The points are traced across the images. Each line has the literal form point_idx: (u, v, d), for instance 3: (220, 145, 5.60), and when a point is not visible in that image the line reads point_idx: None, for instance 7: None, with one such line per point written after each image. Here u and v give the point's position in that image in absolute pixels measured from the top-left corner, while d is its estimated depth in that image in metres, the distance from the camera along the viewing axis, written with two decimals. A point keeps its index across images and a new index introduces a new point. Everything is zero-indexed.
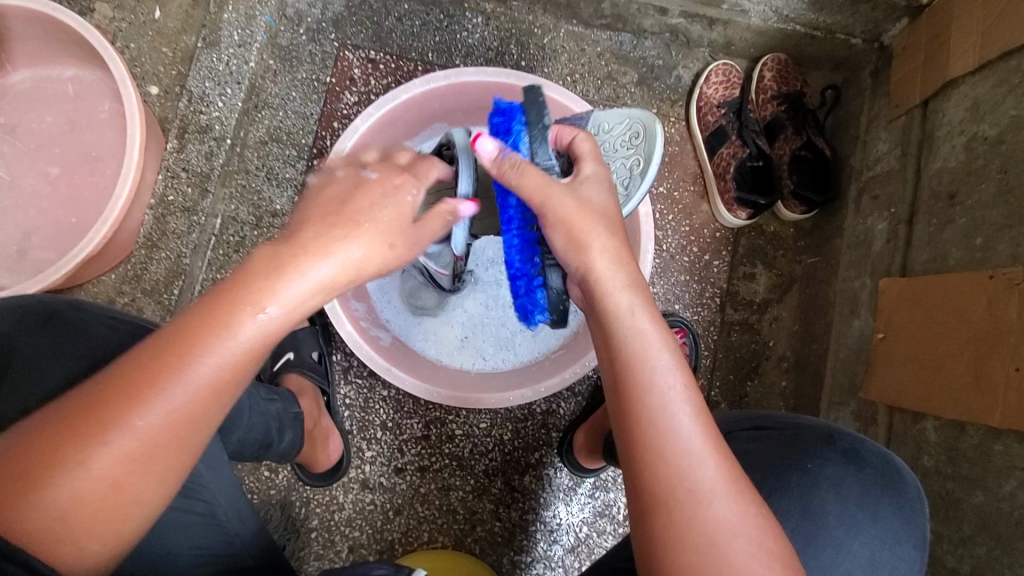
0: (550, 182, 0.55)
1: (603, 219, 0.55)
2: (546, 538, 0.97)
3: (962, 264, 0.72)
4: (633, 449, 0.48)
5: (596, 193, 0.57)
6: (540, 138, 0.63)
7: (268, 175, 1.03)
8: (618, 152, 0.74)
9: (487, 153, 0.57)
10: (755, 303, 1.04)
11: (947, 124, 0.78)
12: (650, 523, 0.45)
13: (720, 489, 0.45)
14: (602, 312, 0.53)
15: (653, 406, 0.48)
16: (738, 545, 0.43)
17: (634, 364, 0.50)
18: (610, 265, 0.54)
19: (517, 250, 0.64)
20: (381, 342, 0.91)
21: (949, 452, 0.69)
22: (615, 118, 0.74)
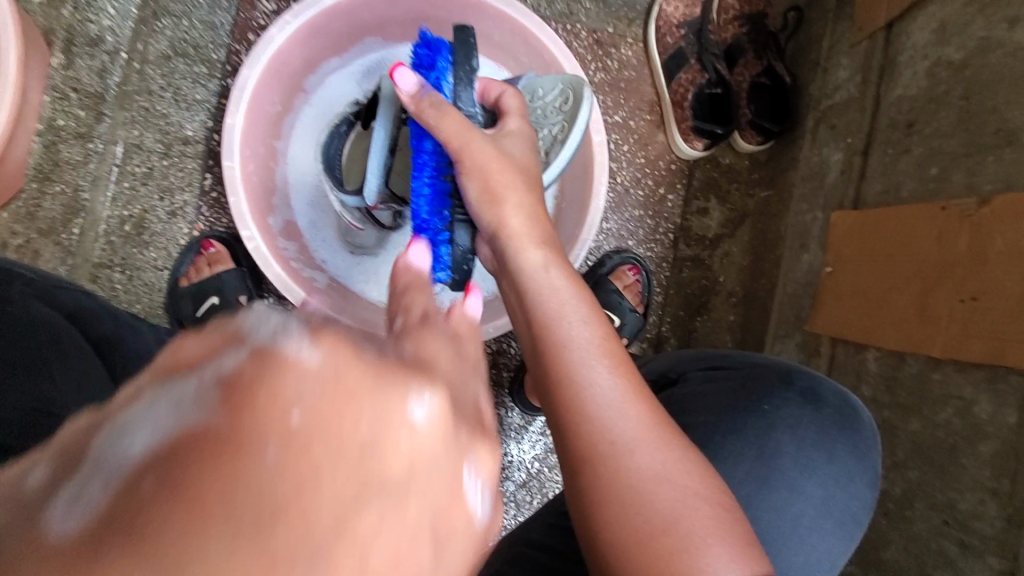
0: (470, 126, 0.50)
1: (519, 172, 0.52)
2: (497, 476, 0.96)
3: (915, 195, 0.71)
4: (555, 413, 0.44)
5: (518, 146, 0.53)
6: (466, 81, 0.53)
7: (175, 96, 0.89)
8: (547, 119, 0.67)
9: (406, 88, 0.50)
10: (707, 239, 1.02)
11: (911, 47, 0.75)
12: (580, 486, 0.42)
13: (642, 436, 0.42)
14: (513, 272, 0.50)
15: (570, 361, 0.44)
16: (663, 490, 0.41)
17: (548, 323, 0.46)
18: (523, 222, 0.50)
19: (425, 200, 0.54)
20: (316, 284, 0.84)
21: (887, 381, 0.70)
22: (549, 82, 0.67)
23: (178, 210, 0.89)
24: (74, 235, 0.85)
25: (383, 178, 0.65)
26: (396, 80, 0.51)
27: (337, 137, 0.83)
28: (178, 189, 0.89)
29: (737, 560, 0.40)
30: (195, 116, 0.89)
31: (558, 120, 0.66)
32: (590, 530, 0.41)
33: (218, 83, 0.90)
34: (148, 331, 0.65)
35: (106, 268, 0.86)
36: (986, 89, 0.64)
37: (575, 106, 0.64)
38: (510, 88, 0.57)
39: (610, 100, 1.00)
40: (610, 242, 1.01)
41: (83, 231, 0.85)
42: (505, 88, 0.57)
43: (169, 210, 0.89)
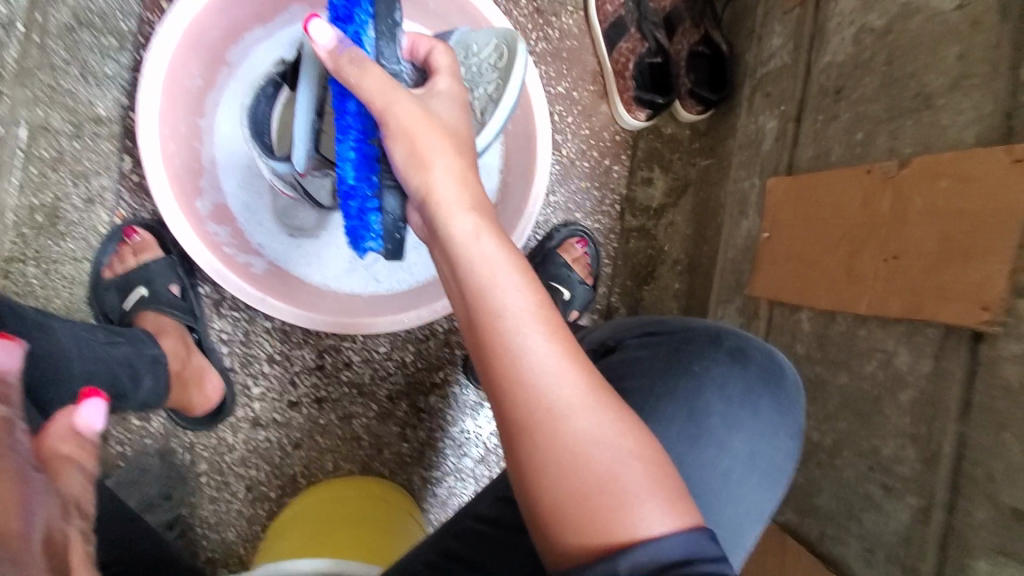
0: (391, 86, 0.48)
1: (448, 134, 0.50)
2: (455, 453, 0.97)
3: (843, 161, 0.74)
4: (492, 384, 0.44)
5: (446, 109, 0.52)
6: (388, 35, 0.52)
7: (82, 71, 0.81)
8: (482, 76, 0.65)
9: (323, 45, 0.48)
10: (652, 209, 1.04)
11: (839, 14, 0.77)
12: (519, 454, 0.43)
13: (579, 401, 0.43)
14: (445, 240, 0.48)
15: (504, 330, 0.44)
16: (598, 453, 0.42)
17: (482, 291, 0.45)
18: (453, 187, 0.49)
19: (352, 165, 0.53)
20: (254, 270, 0.81)
21: (818, 339, 0.74)
22: (483, 37, 0.66)
23: (95, 197, 0.83)
24: None
25: (312, 142, 0.64)
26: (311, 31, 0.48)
27: (263, 100, 0.78)
28: (93, 174, 0.83)
29: (671, 515, 0.41)
30: (106, 93, 0.82)
31: (494, 78, 0.64)
32: (528, 494, 0.42)
33: (131, 56, 0.84)
34: (64, 328, 0.62)
35: (14, 262, 0.79)
36: (907, 54, 0.67)
37: (512, 60, 0.63)
38: (440, 44, 0.55)
39: (553, 71, 0.99)
40: (558, 215, 1.01)
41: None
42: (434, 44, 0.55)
43: (85, 197, 0.83)
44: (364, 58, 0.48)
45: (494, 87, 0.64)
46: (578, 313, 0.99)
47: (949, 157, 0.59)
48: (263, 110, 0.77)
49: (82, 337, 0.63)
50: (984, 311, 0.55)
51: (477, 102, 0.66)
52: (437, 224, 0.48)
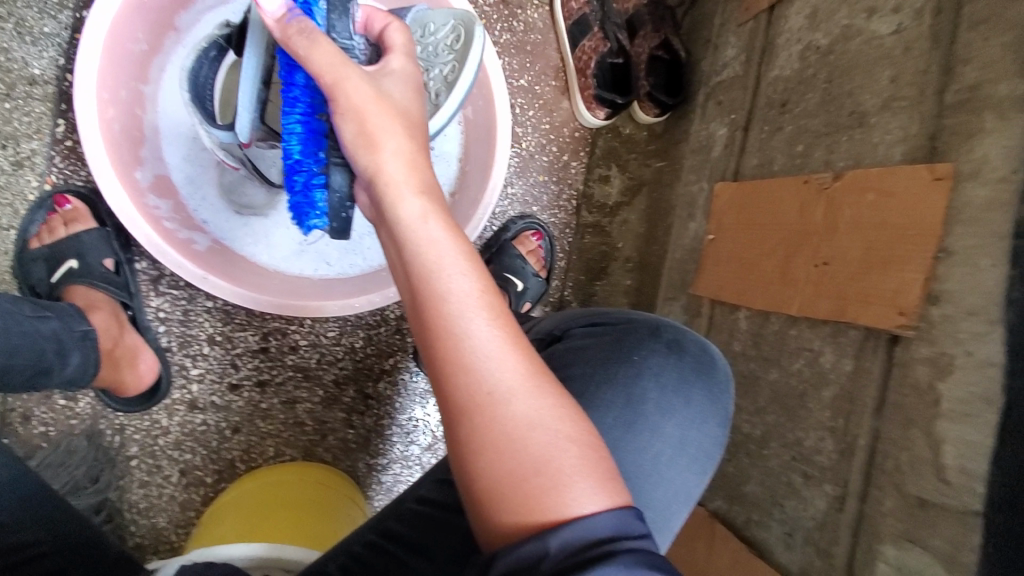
0: (340, 61, 0.48)
1: (401, 115, 0.49)
2: (402, 440, 0.97)
3: (784, 170, 0.78)
4: (434, 367, 0.44)
5: (400, 88, 0.51)
6: (341, 9, 0.53)
7: (17, 26, 0.76)
8: (439, 56, 0.65)
9: (272, 13, 0.49)
10: (608, 206, 1.06)
11: (788, 31, 0.81)
12: (458, 435, 0.43)
13: (518, 386, 0.44)
14: (391, 221, 0.48)
15: (447, 314, 0.44)
16: (534, 437, 0.43)
17: (427, 275, 0.45)
18: (402, 168, 0.48)
19: (298, 139, 0.53)
20: (197, 247, 0.78)
21: (754, 337, 0.78)
22: (440, 17, 0.66)
23: (25, 160, 0.78)
24: None
25: (257, 109, 0.62)
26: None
27: (205, 63, 0.72)
28: (22, 136, 0.77)
29: (601, 494, 0.42)
30: (42, 51, 0.77)
31: (450, 60, 0.64)
32: (465, 475, 0.43)
33: (71, 14, 0.79)
34: None
35: None
36: (846, 73, 0.71)
37: (468, 41, 0.63)
38: (397, 21, 0.54)
39: (516, 63, 0.99)
40: (515, 208, 1.02)
41: None
42: (390, 20, 0.54)
43: (13, 160, 0.77)
44: (314, 29, 0.49)
45: (450, 69, 0.64)
46: (530, 305, 1.00)
47: (878, 172, 0.64)
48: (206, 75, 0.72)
49: (2, 309, 0.58)
50: (900, 316, 0.60)
51: (432, 84, 0.65)
52: (385, 205, 0.48)
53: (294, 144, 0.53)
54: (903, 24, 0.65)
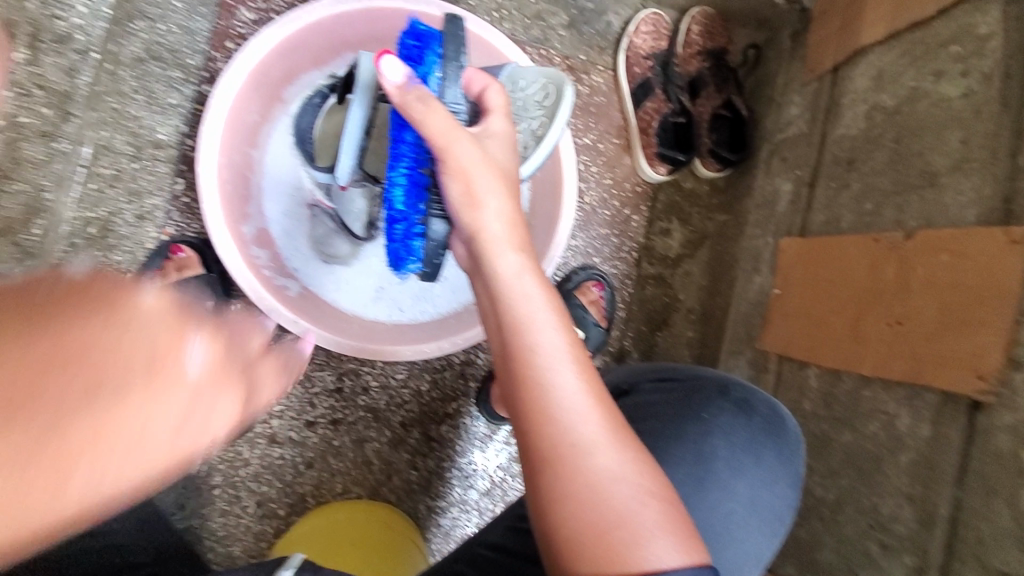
0: (452, 126, 0.51)
1: (500, 178, 0.55)
2: (461, 484, 0.99)
3: (853, 227, 0.77)
4: (521, 413, 0.48)
5: (499, 150, 0.57)
6: (454, 77, 0.55)
7: (147, 99, 0.89)
8: (527, 111, 0.71)
9: (393, 82, 0.51)
10: (669, 258, 1.08)
11: (853, 91, 0.82)
12: (541, 481, 0.46)
13: (602, 439, 0.46)
14: (489, 277, 0.54)
15: (538, 365, 0.48)
16: (616, 489, 0.44)
17: (519, 326, 0.50)
18: (501, 230, 0.54)
19: (402, 191, 0.55)
20: (288, 292, 0.86)
21: (825, 397, 0.76)
22: (531, 75, 0.72)
23: (147, 214, 0.90)
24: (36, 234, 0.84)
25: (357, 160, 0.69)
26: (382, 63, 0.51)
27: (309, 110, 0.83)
28: (146, 193, 0.89)
29: (681, 552, 0.43)
30: (168, 120, 0.90)
31: (538, 114, 0.70)
32: (546, 522, 0.45)
33: (193, 88, 0.91)
34: None
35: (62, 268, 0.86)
36: (914, 134, 0.71)
37: (557, 97, 0.69)
38: (495, 83, 0.58)
39: (581, 123, 1.05)
40: (577, 259, 1.05)
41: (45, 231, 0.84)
42: (490, 82, 0.59)
43: (137, 213, 0.89)
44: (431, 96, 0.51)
45: (538, 123, 0.70)
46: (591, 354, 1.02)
47: (952, 233, 0.63)
48: (308, 120, 0.83)
49: None
50: (979, 380, 0.58)
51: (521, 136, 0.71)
52: (484, 260, 0.54)
53: (400, 200, 0.56)
54: (971, 87, 0.65)
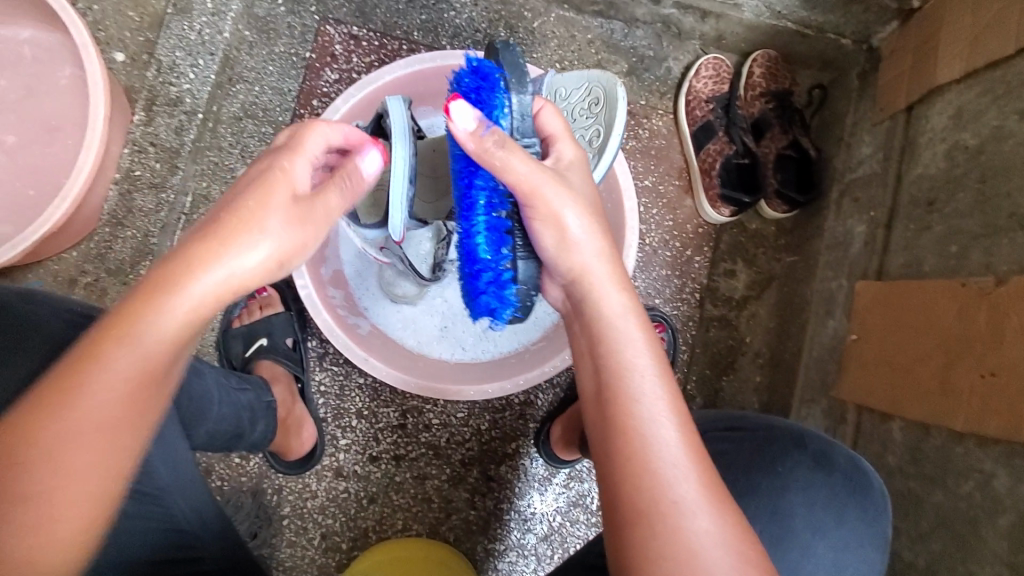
0: (537, 169, 0.54)
1: (592, 217, 0.57)
2: (519, 527, 0.98)
3: (937, 271, 0.73)
4: (615, 456, 0.50)
5: (580, 182, 0.59)
6: (520, 111, 0.57)
7: (242, 153, 0.98)
8: (578, 119, 0.74)
9: (465, 128, 0.53)
10: (734, 300, 1.05)
11: (930, 130, 0.79)
12: (630, 532, 0.47)
13: (698, 505, 0.47)
14: (593, 320, 0.57)
15: (641, 417, 0.51)
16: (710, 555, 0.45)
17: (619, 372, 0.53)
18: (605, 274, 0.57)
19: (486, 238, 0.58)
20: (359, 331, 0.91)
21: (912, 453, 0.71)
22: (572, 82, 0.75)
23: None
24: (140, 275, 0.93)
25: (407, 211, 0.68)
26: (452, 112, 0.53)
27: None
28: None
29: None
30: None
31: (591, 121, 0.73)
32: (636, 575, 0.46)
33: None
34: (212, 373, 0.72)
35: None
36: (1000, 174, 0.67)
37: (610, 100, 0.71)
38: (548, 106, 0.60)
39: (641, 166, 1.06)
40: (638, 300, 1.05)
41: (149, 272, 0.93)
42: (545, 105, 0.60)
43: None
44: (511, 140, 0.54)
45: (593, 129, 0.73)
46: None
47: None
48: None
49: (219, 381, 0.72)
50: None
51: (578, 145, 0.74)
52: (589, 304, 0.57)
53: (486, 248, 0.58)
54: None
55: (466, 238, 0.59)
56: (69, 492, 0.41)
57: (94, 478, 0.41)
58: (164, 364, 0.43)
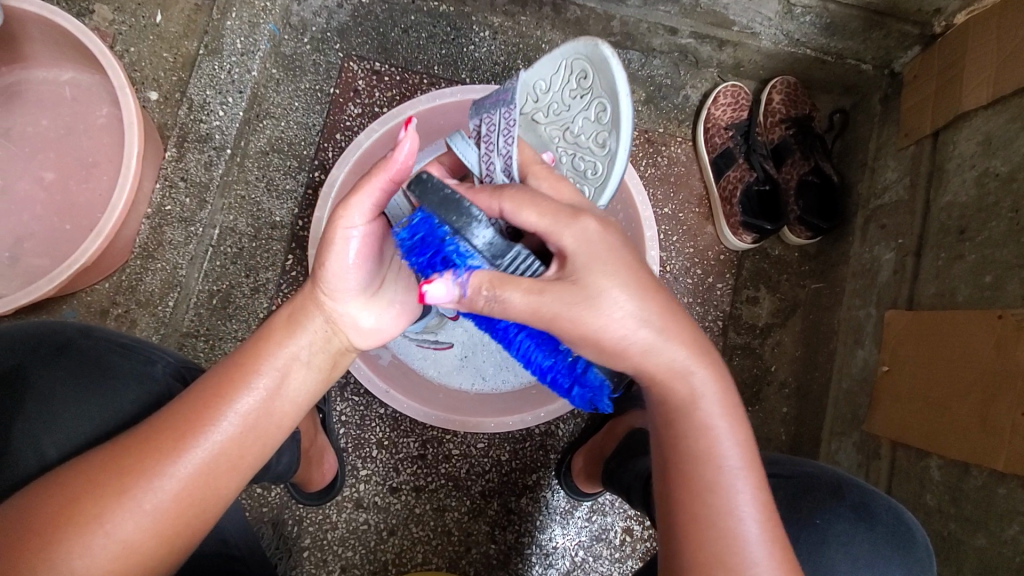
0: (543, 304, 0.49)
1: (637, 312, 0.51)
2: (541, 562, 0.97)
3: (971, 302, 0.71)
4: (681, 501, 0.52)
5: (597, 269, 0.50)
6: (481, 235, 0.49)
7: (268, 186, 1.01)
8: (573, 100, 0.72)
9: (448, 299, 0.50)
10: (758, 328, 1.03)
11: (958, 156, 0.78)
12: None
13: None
14: (682, 416, 0.53)
15: (722, 497, 0.51)
16: None
17: (705, 458, 0.52)
18: (674, 363, 0.52)
19: (540, 348, 0.57)
20: (381, 361, 0.92)
21: (952, 492, 0.68)
22: (546, 71, 0.73)
23: (261, 286, 1.00)
24: (169, 307, 0.95)
25: None
26: (431, 295, 0.49)
27: None
28: (262, 268, 1.00)
29: None
30: (284, 204, 1.02)
31: (586, 96, 0.71)
32: None
33: (306, 175, 1.03)
34: None
35: (191, 337, 0.97)
36: None
37: (598, 64, 0.68)
38: (507, 195, 0.51)
39: (661, 193, 1.06)
40: None
41: (177, 304, 0.95)
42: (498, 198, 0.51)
43: (252, 286, 1.00)
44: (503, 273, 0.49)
45: (592, 102, 0.71)
46: None
47: None
48: None
49: None
50: None
51: (584, 129, 0.72)
52: (670, 397, 0.54)
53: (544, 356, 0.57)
54: None
55: (520, 352, 0.58)
56: (174, 509, 0.48)
57: (208, 481, 0.49)
58: (262, 416, 0.53)
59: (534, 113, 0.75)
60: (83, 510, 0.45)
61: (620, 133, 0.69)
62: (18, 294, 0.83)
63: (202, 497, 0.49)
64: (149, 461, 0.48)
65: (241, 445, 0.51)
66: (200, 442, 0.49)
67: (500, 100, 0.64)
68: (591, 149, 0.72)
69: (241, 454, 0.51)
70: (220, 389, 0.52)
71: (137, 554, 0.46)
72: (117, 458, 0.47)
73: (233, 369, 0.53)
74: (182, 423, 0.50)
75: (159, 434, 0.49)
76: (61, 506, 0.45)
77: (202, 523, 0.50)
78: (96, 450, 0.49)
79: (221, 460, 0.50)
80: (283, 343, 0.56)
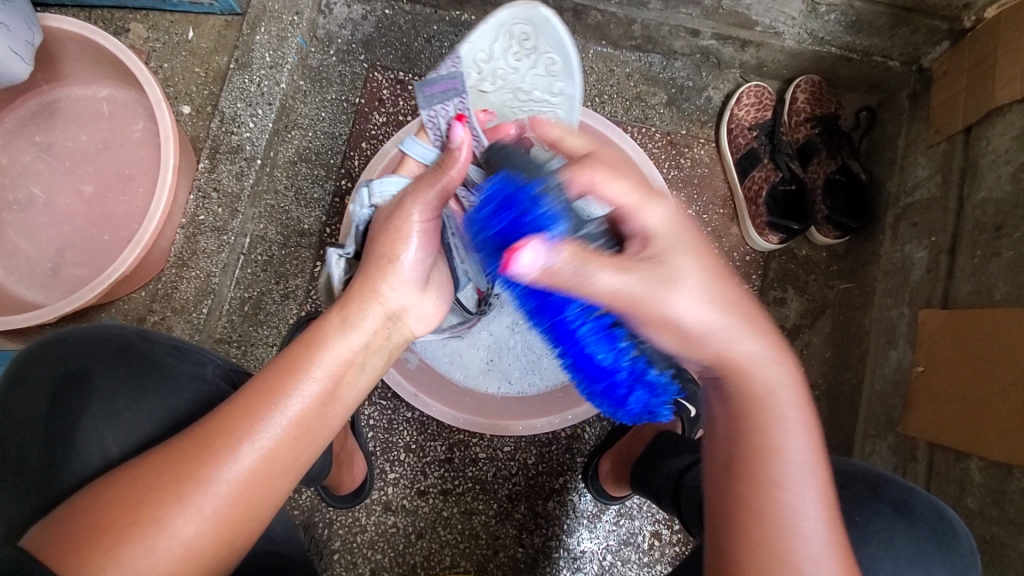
0: (636, 280, 0.49)
1: (721, 292, 0.52)
2: (569, 566, 0.97)
3: (1010, 300, 0.70)
4: (737, 495, 0.48)
5: (681, 249, 0.51)
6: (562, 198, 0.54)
7: (297, 195, 1.04)
8: (519, 63, 0.79)
9: (539, 266, 0.48)
10: (786, 328, 1.01)
11: (992, 152, 0.76)
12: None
13: None
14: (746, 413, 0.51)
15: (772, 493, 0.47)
16: None
17: (759, 453, 0.49)
18: (750, 348, 0.52)
19: (599, 344, 0.56)
20: (408, 366, 0.92)
21: (994, 495, 0.67)
22: (484, 40, 0.76)
23: (290, 293, 1.02)
24: (203, 314, 0.96)
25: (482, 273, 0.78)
26: (521, 261, 0.48)
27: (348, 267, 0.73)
28: (292, 275, 1.03)
29: None
30: (312, 211, 1.04)
31: (531, 55, 0.79)
32: None
33: (333, 183, 1.06)
34: None
35: (224, 343, 0.99)
36: None
37: (539, 24, 0.76)
38: (598, 169, 0.53)
39: (684, 195, 1.05)
40: None
41: (211, 311, 0.97)
42: (595, 175, 0.53)
43: (282, 293, 1.02)
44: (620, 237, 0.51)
45: (539, 59, 0.79)
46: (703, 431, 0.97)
47: None
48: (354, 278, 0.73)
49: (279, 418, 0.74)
50: None
51: (537, 84, 0.81)
52: (733, 385, 0.52)
53: (604, 355, 0.57)
54: None
55: (578, 353, 0.58)
56: (227, 512, 0.48)
57: (258, 484, 0.50)
58: (311, 418, 0.53)
59: (480, 85, 0.79)
60: (145, 511, 0.46)
61: (574, 78, 0.80)
62: (61, 303, 0.86)
63: (254, 500, 0.49)
64: (202, 465, 0.48)
65: (292, 448, 0.51)
66: (248, 445, 0.49)
67: (450, 88, 0.74)
68: (547, 102, 0.83)
69: (286, 457, 0.51)
70: (269, 391, 0.51)
71: (197, 557, 0.47)
72: (173, 460, 0.48)
73: (281, 371, 0.53)
74: (231, 426, 0.49)
75: (208, 438, 0.49)
76: (124, 509, 0.46)
77: (254, 525, 0.50)
78: (153, 451, 0.50)
79: (268, 466, 0.50)
80: (333, 344, 0.56)
